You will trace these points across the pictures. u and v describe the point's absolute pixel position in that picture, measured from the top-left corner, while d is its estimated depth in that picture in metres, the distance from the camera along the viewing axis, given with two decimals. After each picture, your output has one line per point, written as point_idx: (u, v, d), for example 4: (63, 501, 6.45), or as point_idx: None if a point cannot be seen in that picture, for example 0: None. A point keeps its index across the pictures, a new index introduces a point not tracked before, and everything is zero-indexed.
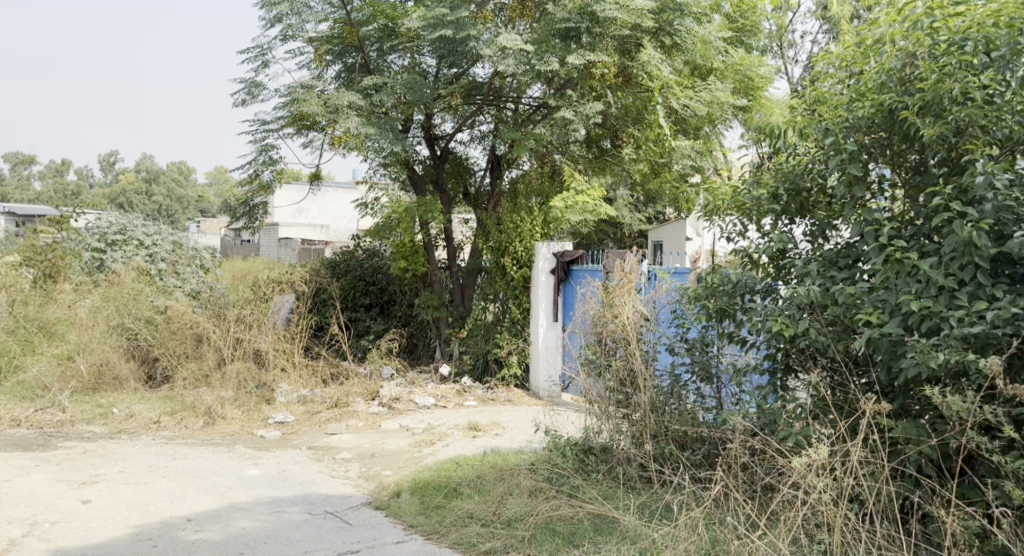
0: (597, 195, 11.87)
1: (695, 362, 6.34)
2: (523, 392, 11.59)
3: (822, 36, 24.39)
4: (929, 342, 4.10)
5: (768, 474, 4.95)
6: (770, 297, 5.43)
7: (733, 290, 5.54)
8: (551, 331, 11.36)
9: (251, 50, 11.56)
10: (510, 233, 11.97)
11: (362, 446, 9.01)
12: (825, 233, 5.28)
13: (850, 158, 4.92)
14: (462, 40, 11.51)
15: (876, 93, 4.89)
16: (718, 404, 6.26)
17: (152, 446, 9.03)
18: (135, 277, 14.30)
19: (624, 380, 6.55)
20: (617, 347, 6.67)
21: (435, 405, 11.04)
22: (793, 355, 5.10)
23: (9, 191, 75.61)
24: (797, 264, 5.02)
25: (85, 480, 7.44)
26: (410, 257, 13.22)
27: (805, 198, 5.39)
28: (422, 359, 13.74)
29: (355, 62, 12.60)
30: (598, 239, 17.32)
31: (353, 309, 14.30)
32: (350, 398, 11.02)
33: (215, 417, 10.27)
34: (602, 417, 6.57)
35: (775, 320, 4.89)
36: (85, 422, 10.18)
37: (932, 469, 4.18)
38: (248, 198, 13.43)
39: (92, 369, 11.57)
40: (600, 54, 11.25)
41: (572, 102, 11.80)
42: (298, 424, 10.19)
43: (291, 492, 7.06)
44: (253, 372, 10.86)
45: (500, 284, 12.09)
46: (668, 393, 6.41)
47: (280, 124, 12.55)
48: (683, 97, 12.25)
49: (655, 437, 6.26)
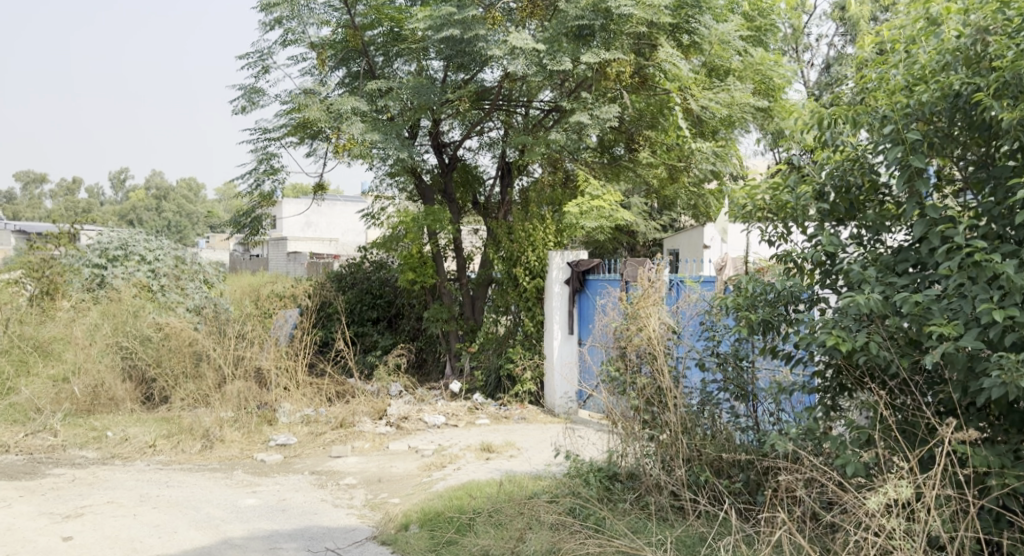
0: (614, 200, 11.32)
1: (728, 379, 5.81)
2: (538, 409, 11.01)
3: (838, 39, 23.78)
4: (1018, 358, 3.52)
5: (823, 508, 4.40)
6: (816, 307, 4.87)
7: (777, 300, 5.00)
8: (566, 345, 10.82)
9: (249, 56, 11.07)
10: (522, 243, 11.46)
11: (368, 470, 8.46)
12: (877, 236, 4.74)
13: (911, 149, 4.33)
14: (470, 40, 10.99)
15: (939, 76, 4.33)
16: (756, 425, 5.74)
17: (146, 473, 8.51)
18: (135, 293, 13.84)
19: (651, 400, 6.00)
20: (642, 362, 6.11)
21: (446, 424, 10.49)
22: (846, 372, 4.55)
23: (19, 210, 76.06)
24: (852, 269, 4.45)
25: (69, 513, 6.91)
26: (418, 269, 12.76)
27: (855, 196, 4.82)
28: (432, 376, 13.16)
29: (359, 68, 12.17)
30: (612, 248, 16.79)
31: (361, 324, 13.81)
32: (356, 417, 10.43)
33: (213, 440, 9.72)
34: (627, 441, 6.01)
35: (829, 334, 4.31)
36: (78, 446, 9.68)
37: (1019, 505, 3.64)
38: (249, 210, 12.91)
39: (87, 391, 11.10)
40: (615, 52, 10.72)
41: (587, 105, 11.30)
42: (301, 446, 9.63)
43: (290, 525, 6.53)
44: (254, 392, 10.35)
45: (513, 295, 11.54)
46: (699, 411, 5.86)
47: (281, 133, 12.05)
48: (703, 97, 11.71)
49: (688, 463, 5.70)
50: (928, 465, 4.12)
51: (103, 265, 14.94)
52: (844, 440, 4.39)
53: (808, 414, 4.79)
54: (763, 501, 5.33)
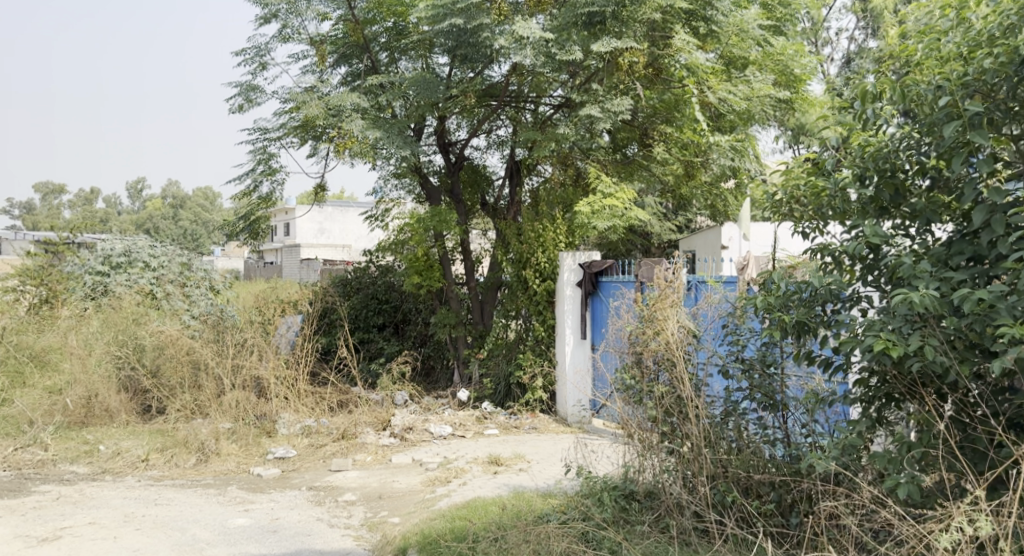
0: (628, 198, 10.80)
1: (755, 387, 5.28)
2: (549, 418, 10.48)
3: (859, 33, 23.17)
4: None
5: (870, 535, 3.95)
6: (858, 308, 4.36)
7: (812, 299, 4.46)
8: (579, 350, 10.25)
9: (246, 51, 10.62)
10: (531, 244, 10.93)
11: (369, 486, 7.95)
12: (927, 227, 4.25)
13: (970, 126, 3.82)
14: (474, 31, 10.51)
15: (999, 42, 3.85)
16: (787, 438, 5.20)
17: (135, 490, 8.04)
18: (136, 301, 13.43)
19: (670, 410, 5.48)
20: (660, 370, 5.60)
21: (453, 434, 9.99)
22: (894, 380, 4.05)
23: (38, 220, 76.45)
24: (902, 264, 3.97)
25: (46, 535, 6.46)
26: (425, 272, 12.20)
27: (901, 181, 4.32)
28: (439, 384, 12.71)
29: (361, 65, 11.71)
30: (626, 249, 16.25)
31: (366, 330, 13.35)
32: (358, 429, 9.93)
33: (209, 453, 9.21)
34: (645, 454, 5.54)
35: (876, 336, 3.83)
36: (68, 461, 9.22)
37: None
38: (248, 213, 12.46)
39: (80, 403, 10.62)
40: (628, 41, 10.21)
41: (598, 98, 10.73)
42: (300, 459, 9.15)
43: (279, 549, 6.05)
44: (252, 402, 9.94)
45: (522, 299, 11.01)
46: (722, 422, 5.35)
47: (281, 133, 11.62)
48: (722, 89, 11.01)
49: (712, 480, 5.21)
50: (996, 489, 3.67)
51: (105, 273, 14.50)
52: (892, 457, 3.92)
53: (850, 428, 4.28)
54: (798, 523, 4.84)
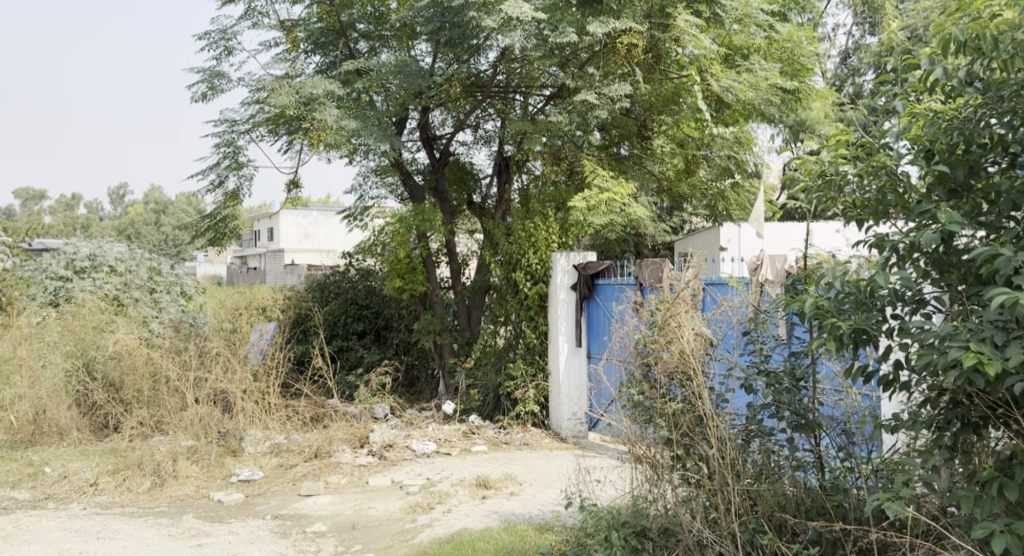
0: (626, 192, 10.06)
1: (783, 404, 4.42)
2: (543, 433, 9.69)
3: (855, 28, 22.62)
4: None
5: None
6: (923, 312, 3.58)
7: (870, 301, 3.66)
8: (574, 359, 9.46)
9: (210, 34, 9.75)
10: (521, 245, 10.07)
11: (342, 514, 7.08)
12: (1010, 213, 3.46)
13: None
14: (459, 9, 9.72)
15: None
16: (820, 462, 4.44)
17: (77, 520, 7.14)
18: (99, 307, 12.50)
19: (686, 431, 4.66)
20: (673, 383, 4.78)
21: (437, 452, 9.15)
22: (977, 398, 3.28)
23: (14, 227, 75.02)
24: (993, 257, 3.17)
25: None
26: (406, 275, 11.35)
27: (977, 157, 3.54)
28: (424, 394, 11.88)
29: (338, 53, 10.94)
30: (621, 251, 15.52)
31: (345, 337, 12.52)
32: (333, 446, 9.08)
33: (165, 476, 8.30)
34: (658, 483, 4.74)
35: (963, 348, 3.04)
36: (9, 485, 8.29)
37: None
38: (216, 213, 11.59)
39: (27, 420, 9.66)
40: (627, 21, 9.54)
41: (594, 83, 9.97)
42: (267, 482, 8.27)
43: None
44: (216, 418, 9.04)
45: (512, 304, 10.17)
46: (747, 445, 4.55)
47: (250, 125, 10.76)
48: (725, 77, 10.27)
49: (740, 515, 4.40)
50: None
51: (68, 278, 13.57)
52: (978, 497, 3.17)
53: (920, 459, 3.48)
54: None
